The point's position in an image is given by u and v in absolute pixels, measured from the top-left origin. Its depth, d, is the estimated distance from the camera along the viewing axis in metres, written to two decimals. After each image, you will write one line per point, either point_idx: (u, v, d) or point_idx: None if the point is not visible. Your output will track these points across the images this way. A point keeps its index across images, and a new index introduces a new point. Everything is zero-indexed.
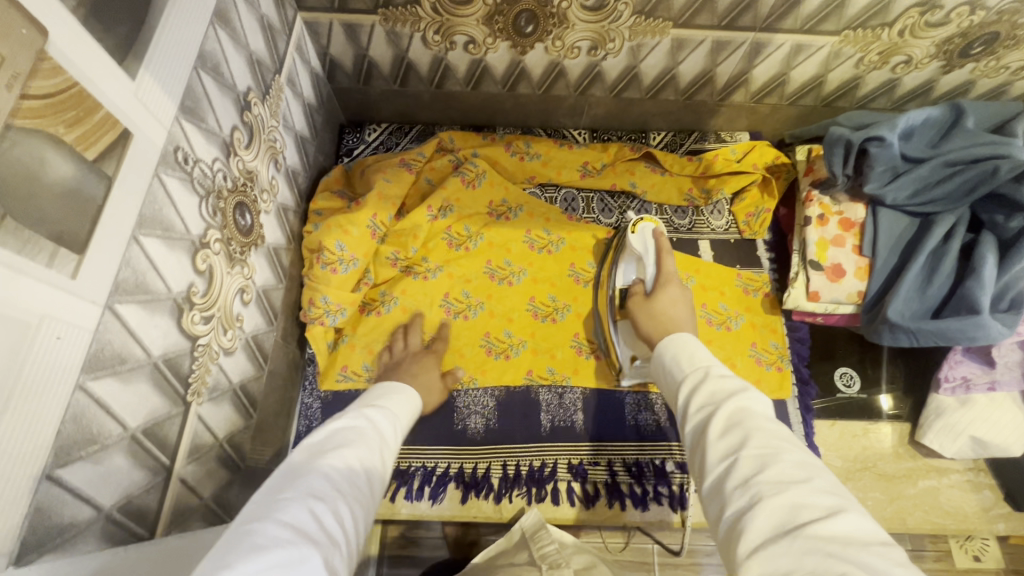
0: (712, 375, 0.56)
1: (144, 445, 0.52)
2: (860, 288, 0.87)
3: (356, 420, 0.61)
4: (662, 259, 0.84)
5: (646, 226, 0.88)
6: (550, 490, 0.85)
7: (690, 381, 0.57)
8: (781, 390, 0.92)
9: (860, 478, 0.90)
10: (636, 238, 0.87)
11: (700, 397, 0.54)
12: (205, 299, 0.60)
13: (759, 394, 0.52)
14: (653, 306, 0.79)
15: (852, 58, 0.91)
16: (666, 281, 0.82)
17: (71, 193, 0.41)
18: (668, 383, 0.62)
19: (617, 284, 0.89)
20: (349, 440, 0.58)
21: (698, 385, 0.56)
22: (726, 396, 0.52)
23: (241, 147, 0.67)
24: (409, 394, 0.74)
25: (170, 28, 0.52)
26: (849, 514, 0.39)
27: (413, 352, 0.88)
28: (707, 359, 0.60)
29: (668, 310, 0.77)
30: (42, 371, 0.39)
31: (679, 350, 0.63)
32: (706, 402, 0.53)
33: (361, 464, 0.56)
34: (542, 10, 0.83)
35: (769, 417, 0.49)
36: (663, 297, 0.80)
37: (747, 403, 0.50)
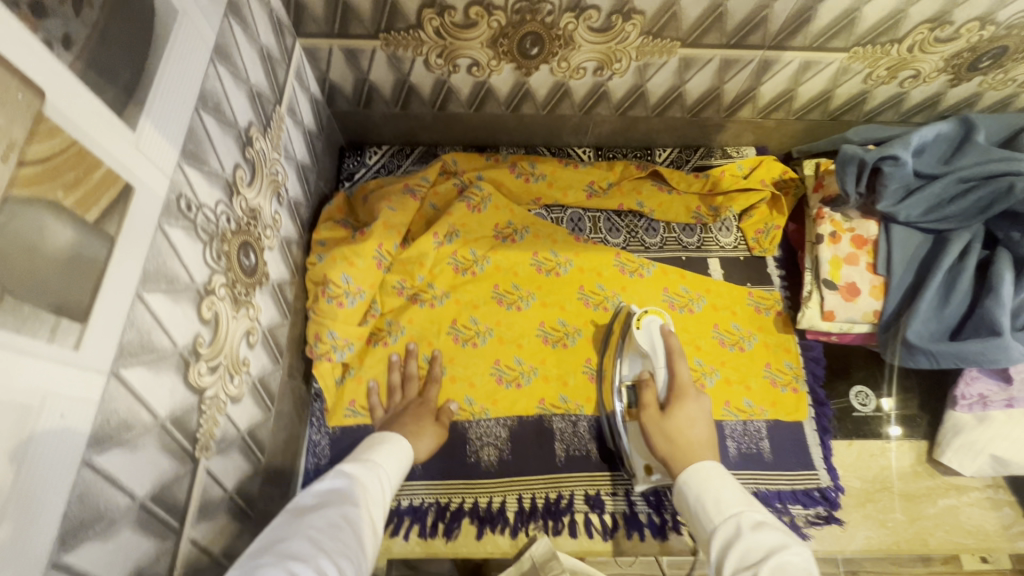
0: (743, 529, 0.54)
1: (153, 511, 0.49)
2: (876, 307, 0.86)
3: (340, 478, 0.60)
4: (673, 365, 0.78)
5: (653, 321, 0.84)
6: (567, 522, 0.83)
7: (722, 538, 0.55)
8: (798, 412, 0.90)
9: (880, 498, 0.88)
10: (641, 335, 0.83)
11: (735, 557, 0.52)
12: (211, 348, 0.58)
13: (797, 548, 0.51)
14: (667, 426, 0.72)
15: (861, 74, 0.90)
16: (682, 392, 0.75)
17: (72, 258, 0.39)
18: (697, 527, 0.60)
19: (625, 379, 0.84)
20: (330, 498, 0.57)
21: (732, 541, 0.54)
22: (760, 558, 0.51)
23: (243, 185, 0.65)
24: (397, 441, 0.71)
25: (169, 72, 0.50)
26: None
27: (416, 402, 0.85)
28: (734, 503, 0.58)
29: (685, 431, 0.71)
30: (44, 456, 0.37)
31: (704, 489, 0.61)
32: (742, 567, 0.51)
33: (345, 518, 0.54)
34: (548, 33, 0.81)
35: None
36: (681, 413, 0.73)
37: (786, 562, 0.49)
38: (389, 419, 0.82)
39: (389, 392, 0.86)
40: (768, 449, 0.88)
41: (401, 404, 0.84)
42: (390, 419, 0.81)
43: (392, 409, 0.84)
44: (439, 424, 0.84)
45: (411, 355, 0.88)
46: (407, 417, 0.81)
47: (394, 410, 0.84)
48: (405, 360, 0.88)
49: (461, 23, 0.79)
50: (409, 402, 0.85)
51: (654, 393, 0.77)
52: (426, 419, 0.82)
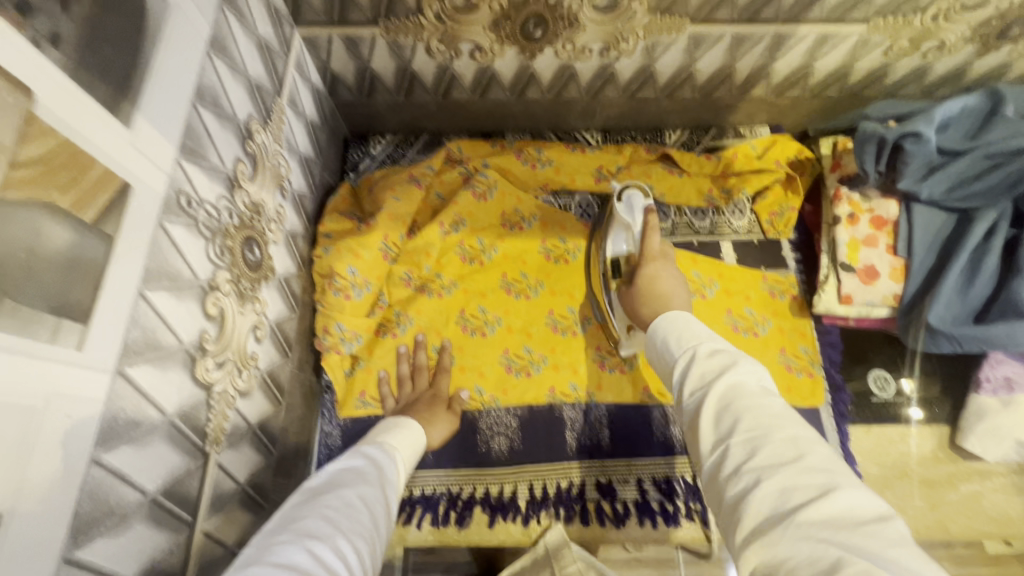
0: (700, 356, 0.51)
1: (165, 506, 0.50)
2: (896, 290, 0.83)
3: (356, 459, 0.60)
4: (645, 238, 0.79)
5: (635, 195, 0.82)
6: (578, 510, 0.83)
7: (681, 365, 0.53)
8: (814, 397, 0.88)
9: (897, 485, 0.88)
10: (623, 209, 0.82)
11: (693, 380, 0.50)
12: (217, 344, 0.58)
13: (749, 365, 0.49)
14: (640, 288, 0.75)
15: (881, 46, 0.85)
16: (651, 260, 0.77)
17: (70, 261, 0.39)
18: (660, 366, 0.57)
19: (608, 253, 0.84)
20: (346, 479, 0.56)
21: (688, 365, 0.52)
22: (715, 376, 0.48)
23: (245, 179, 0.64)
24: (411, 426, 0.72)
25: (165, 67, 0.49)
26: (843, 492, 0.37)
27: (423, 397, 0.84)
28: (697, 335, 0.55)
29: (654, 288, 0.74)
30: (53, 455, 0.37)
31: (669, 326, 0.58)
32: (697, 387, 0.49)
33: (361, 499, 0.54)
34: (552, 13, 0.78)
35: (765, 393, 0.46)
36: (649, 275, 0.76)
37: (737, 380, 0.47)
38: (401, 408, 0.82)
39: (399, 383, 0.86)
40: None
41: (413, 395, 0.85)
42: (403, 408, 0.82)
43: (401, 404, 0.84)
44: (451, 414, 0.84)
45: (420, 346, 0.88)
46: (420, 406, 0.82)
47: (406, 399, 0.84)
48: (415, 351, 0.88)
49: (462, 6, 0.77)
50: (419, 393, 0.85)
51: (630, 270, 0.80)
52: (440, 407, 0.83)
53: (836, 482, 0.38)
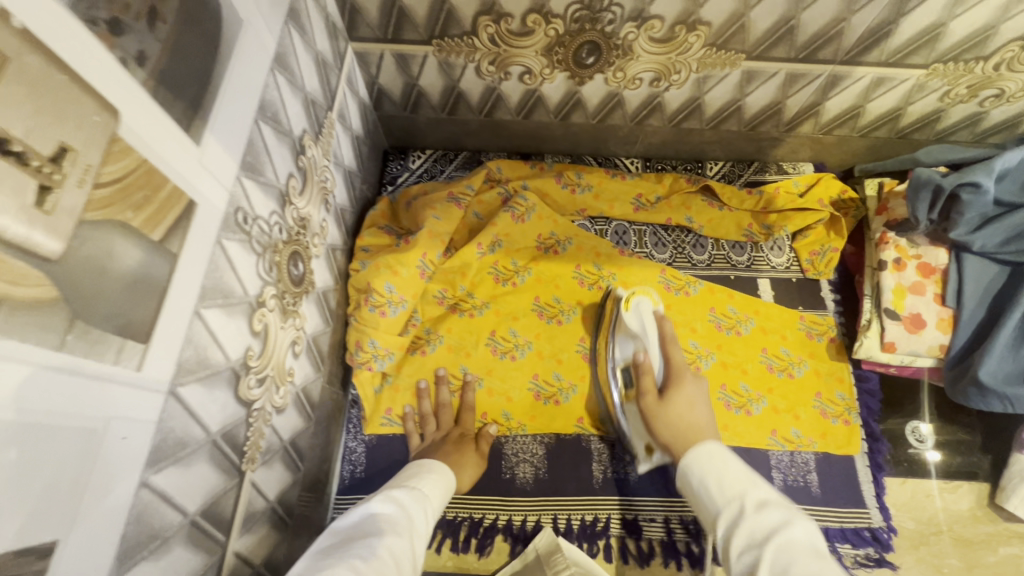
0: (749, 511, 0.51)
1: (202, 527, 0.49)
2: (943, 341, 0.81)
3: (385, 504, 0.59)
4: (667, 350, 0.79)
5: (641, 303, 0.85)
6: (602, 546, 0.81)
7: (727, 520, 0.52)
8: (849, 446, 0.86)
9: (934, 542, 0.84)
10: (630, 316, 0.83)
11: (742, 540, 0.49)
12: (260, 360, 0.57)
13: (803, 525, 0.48)
14: (668, 410, 0.70)
15: (938, 91, 0.84)
16: (680, 377, 0.75)
17: (137, 279, 0.38)
18: (699, 508, 0.57)
19: (620, 360, 0.83)
20: (375, 527, 0.54)
21: (736, 522, 0.51)
22: (766, 537, 0.47)
23: (295, 194, 0.64)
24: (441, 471, 0.71)
25: (233, 83, 0.49)
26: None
27: (442, 435, 0.82)
28: (738, 479, 0.55)
29: (686, 416, 0.69)
30: (105, 480, 0.36)
31: (704, 464, 0.58)
32: (748, 547, 0.48)
33: (389, 549, 0.52)
34: (607, 42, 0.78)
35: (821, 557, 0.45)
36: (679, 397, 0.72)
37: (790, 541, 0.46)
38: (427, 449, 0.79)
39: (423, 420, 0.84)
40: (816, 482, 0.84)
41: (437, 434, 0.82)
42: (430, 447, 0.79)
43: (426, 444, 0.81)
44: (478, 449, 0.82)
45: (442, 381, 0.86)
46: (448, 446, 0.80)
47: (430, 440, 0.81)
48: (437, 387, 0.86)
49: (517, 30, 0.76)
50: (445, 432, 0.83)
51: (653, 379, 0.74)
52: (469, 446, 0.81)
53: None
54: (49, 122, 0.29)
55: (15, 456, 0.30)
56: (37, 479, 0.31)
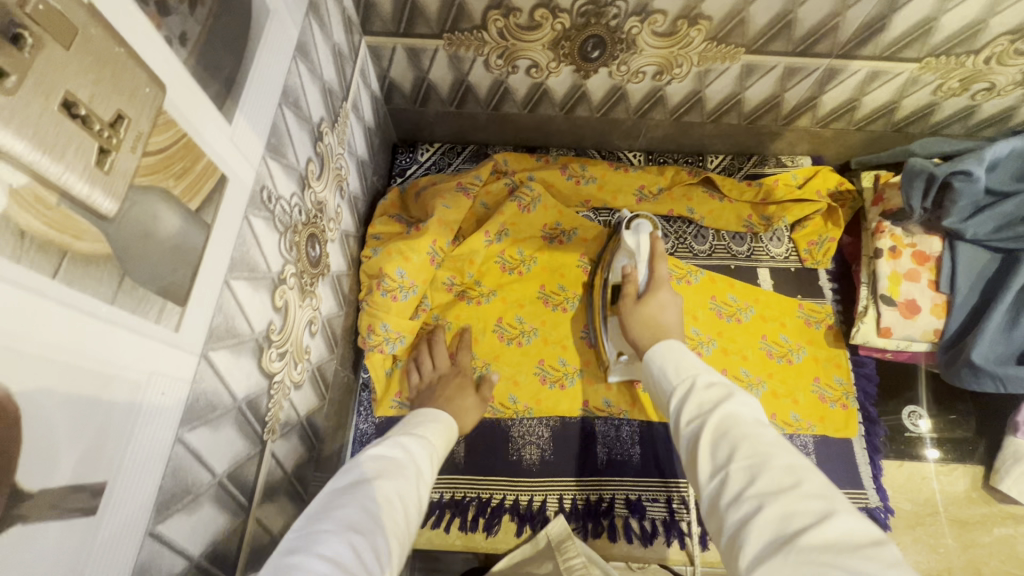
0: (699, 388, 0.57)
1: (228, 489, 0.51)
2: (937, 326, 0.84)
3: (396, 451, 0.61)
4: (655, 265, 0.83)
5: (643, 225, 0.84)
6: (606, 525, 0.84)
7: (679, 395, 0.58)
8: (847, 429, 0.88)
9: (931, 523, 0.86)
10: (629, 233, 0.84)
11: (690, 410, 0.55)
12: (281, 335, 0.60)
13: (744, 399, 0.54)
14: (642, 310, 0.78)
15: (931, 85, 0.87)
16: (658, 286, 0.81)
17: (176, 245, 0.40)
18: (658, 392, 0.63)
19: (612, 279, 0.89)
20: (387, 470, 0.58)
21: (687, 396, 0.57)
22: (711, 408, 0.53)
23: (314, 178, 0.67)
24: (444, 420, 0.73)
25: (260, 67, 0.52)
26: (840, 517, 0.39)
27: (437, 379, 0.85)
28: (694, 367, 0.61)
29: (657, 315, 0.78)
30: (147, 430, 0.39)
31: (666, 358, 0.65)
32: (695, 415, 0.54)
33: (399, 494, 0.55)
34: (611, 36, 0.80)
35: (759, 424, 0.51)
36: (654, 301, 0.79)
37: (733, 410, 0.52)
38: (427, 390, 0.83)
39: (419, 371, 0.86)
40: (815, 464, 0.86)
41: (435, 376, 0.85)
42: (424, 393, 0.82)
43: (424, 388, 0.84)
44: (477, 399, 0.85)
45: (444, 334, 0.89)
46: (449, 391, 0.82)
47: (429, 381, 0.84)
48: (439, 336, 0.90)
49: (525, 24, 0.79)
50: (439, 377, 0.85)
51: (635, 285, 0.82)
52: (469, 391, 0.84)
53: (832, 506, 0.40)
54: (109, 92, 0.32)
55: (75, 399, 0.32)
56: (92, 423, 0.34)
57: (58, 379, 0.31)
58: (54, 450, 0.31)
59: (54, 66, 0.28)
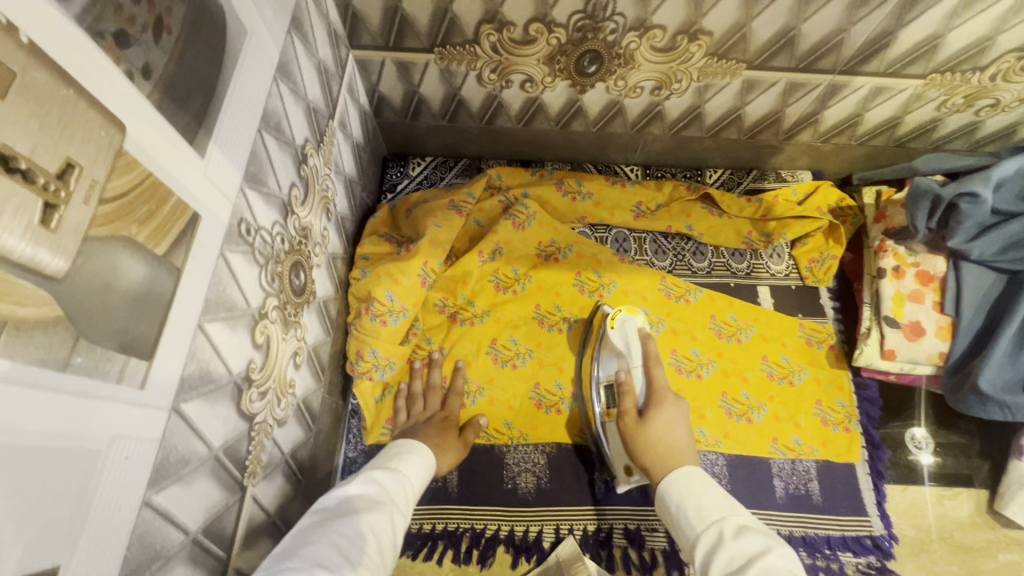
0: (728, 536, 0.54)
1: (203, 544, 0.48)
2: (943, 349, 0.81)
3: (367, 485, 0.59)
4: (651, 371, 0.79)
5: (626, 321, 0.84)
6: (604, 556, 0.81)
7: (705, 545, 0.55)
8: (850, 453, 0.86)
9: (934, 550, 0.83)
10: (617, 335, 0.83)
11: (719, 562, 0.52)
12: (262, 372, 0.57)
13: (781, 551, 0.51)
14: (647, 433, 0.72)
15: (935, 101, 0.85)
16: (661, 399, 0.76)
17: (141, 294, 0.37)
18: (679, 534, 0.60)
19: (604, 377, 0.83)
20: (360, 505, 0.55)
21: (715, 547, 0.54)
22: (744, 563, 0.51)
23: (297, 204, 0.64)
24: (421, 451, 0.69)
25: (236, 93, 0.48)
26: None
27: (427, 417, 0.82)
28: (717, 506, 0.58)
29: (666, 439, 0.71)
30: (108, 501, 0.35)
31: (686, 490, 0.62)
32: (727, 573, 0.51)
33: (371, 527, 0.53)
34: (609, 51, 0.78)
35: None
36: (659, 420, 0.74)
37: (769, 565, 0.49)
38: (411, 428, 0.79)
39: (409, 402, 0.83)
40: (818, 490, 0.84)
41: (423, 415, 0.82)
42: (411, 427, 0.79)
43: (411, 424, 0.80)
44: (464, 438, 0.82)
45: (434, 365, 0.86)
46: (431, 430, 0.78)
47: (415, 419, 0.81)
48: (429, 368, 0.86)
49: (519, 39, 0.76)
50: (430, 414, 0.82)
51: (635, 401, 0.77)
52: (451, 434, 0.79)
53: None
54: (56, 138, 0.29)
55: (20, 481, 0.29)
56: (39, 504, 0.30)
57: None
58: None
59: None
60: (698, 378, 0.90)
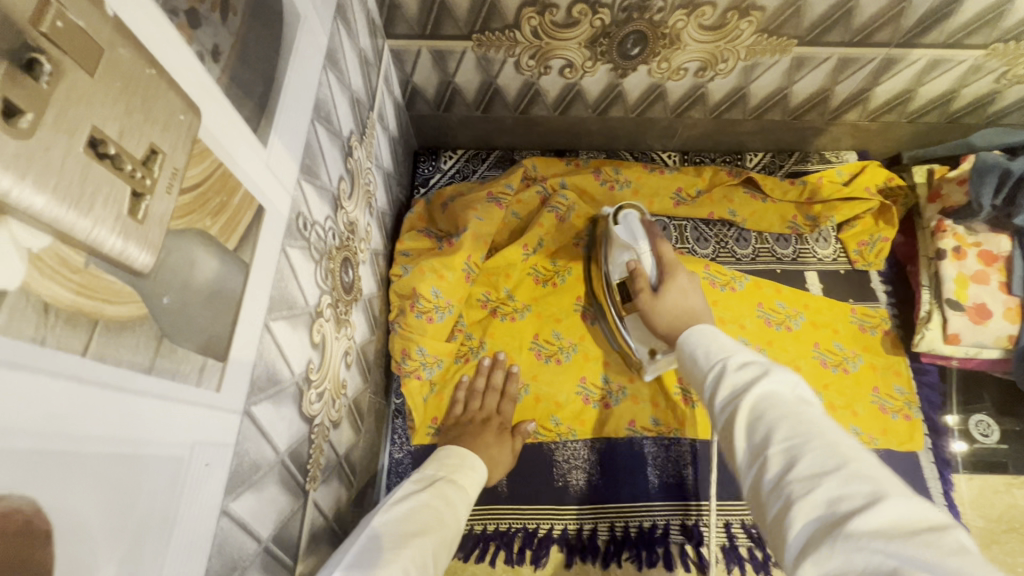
0: (732, 368, 0.49)
1: (273, 552, 0.46)
2: (1012, 332, 0.78)
3: (438, 501, 0.57)
4: (659, 248, 0.79)
5: (631, 214, 0.83)
6: (661, 554, 0.78)
7: (713, 379, 0.51)
8: (912, 442, 0.83)
9: (1005, 541, 0.80)
10: (619, 229, 0.82)
11: (723, 393, 0.48)
12: (319, 373, 0.55)
13: (783, 375, 0.46)
14: (665, 304, 0.73)
15: (994, 73, 0.81)
16: (674, 269, 0.76)
17: (214, 292, 0.35)
18: (692, 377, 0.56)
19: (615, 277, 0.82)
20: (428, 526, 0.53)
21: (719, 380, 0.49)
22: (745, 389, 0.46)
23: (345, 197, 0.61)
24: (474, 464, 0.67)
25: (293, 82, 0.46)
26: (892, 500, 0.33)
27: (485, 417, 0.79)
28: (726, 349, 0.53)
29: (682, 303, 0.73)
30: (190, 510, 0.33)
31: (698, 340, 0.57)
32: (730, 400, 0.47)
33: (434, 554, 0.51)
34: (654, 31, 0.75)
35: (800, 402, 0.43)
36: (674, 288, 0.74)
37: (770, 390, 0.44)
38: (461, 426, 0.77)
39: (462, 401, 0.81)
40: None
41: (479, 414, 0.79)
42: (459, 430, 0.77)
43: (464, 417, 0.79)
44: (514, 444, 0.79)
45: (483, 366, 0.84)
46: (487, 431, 0.77)
47: (470, 416, 0.79)
48: (492, 369, 0.84)
49: (562, 22, 0.73)
50: (488, 415, 0.79)
51: (646, 279, 0.76)
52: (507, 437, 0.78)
53: (884, 489, 0.34)
54: (141, 123, 0.26)
55: (110, 494, 0.27)
56: (130, 517, 0.28)
57: (90, 476, 0.25)
58: (90, 560, 0.26)
59: (77, 96, 0.23)
60: None
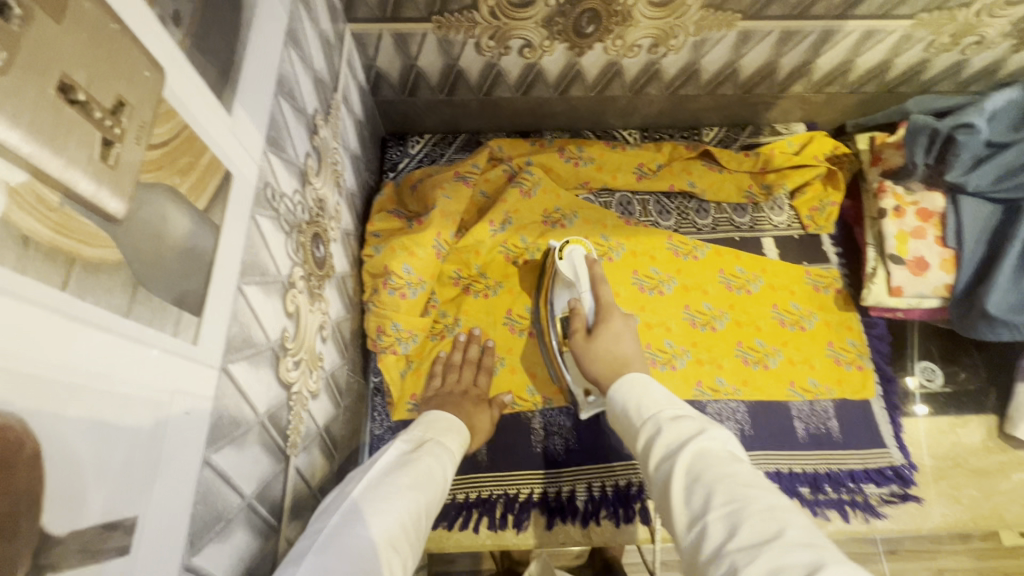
0: (666, 423, 0.52)
1: (255, 510, 0.48)
2: (947, 280, 0.84)
3: (428, 458, 0.60)
4: (598, 291, 0.82)
5: (574, 250, 0.83)
6: (638, 509, 0.81)
7: (645, 435, 0.53)
8: (865, 390, 0.88)
9: (952, 475, 0.85)
10: (563, 265, 0.82)
11: (657, 453, 0.50)
12: (294, 343, 0.56)
13: (716, 432, 0.49)
14: (598, 346, 0.75)
15: (923, 41, 0.87)
16: (608, 314, 0.79)
17: (188, 250, 0.36)
18: (624, 429, 0.59)
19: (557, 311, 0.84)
20: (423, 478, 0.56)
21: (653, 437, 0.52)
22: (682, 445, 0.48)
23: (313, 174, 0.63)
24: (449, 421, 0.69)
25: (254, 55, 0.47)
26: (830, 568, 0.34)
27: (465, 388, 0.81)
28: (657, 403, 0.57)
29: (612, 349, 0.74)
30: (172, 458, 0.35)
31: (629, 392, 0.60)
32: (665, 456, 0.49)
33: (426, 506, 0.54)
34: (607, 9, 0.78)
35: (731, 459, 0.46)
36: (607, 332, 0.77)
37: (704, 448, 0.47)
38: (441, 396, 0.79)
39: (438, 374, 0.83)
40: (837, 428, 0.86)
41: (456, 386, 0.81)
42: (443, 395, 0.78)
43: (442, 391, 0.80)
44: (491, 413, 0.82)
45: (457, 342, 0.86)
46: (465, 401, 0.79)
47: (449, 388, 0.80)
48: (467, 343, 0.86)
49: (517, 2, 0.76)
50: (465, 386, 0.81)
51: (583, 319, 0.79)
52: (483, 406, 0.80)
53: (821, 557, 0.35)
54: (107, 75, 0.28)
55: (93, 427, 0.28)
56: (113, 456, 0.30)
57: (75, 404, 0.27)
58: (78, 484, 0.27)
59: (46, 42, 0.25)
60: (713, 330, 0.92)
